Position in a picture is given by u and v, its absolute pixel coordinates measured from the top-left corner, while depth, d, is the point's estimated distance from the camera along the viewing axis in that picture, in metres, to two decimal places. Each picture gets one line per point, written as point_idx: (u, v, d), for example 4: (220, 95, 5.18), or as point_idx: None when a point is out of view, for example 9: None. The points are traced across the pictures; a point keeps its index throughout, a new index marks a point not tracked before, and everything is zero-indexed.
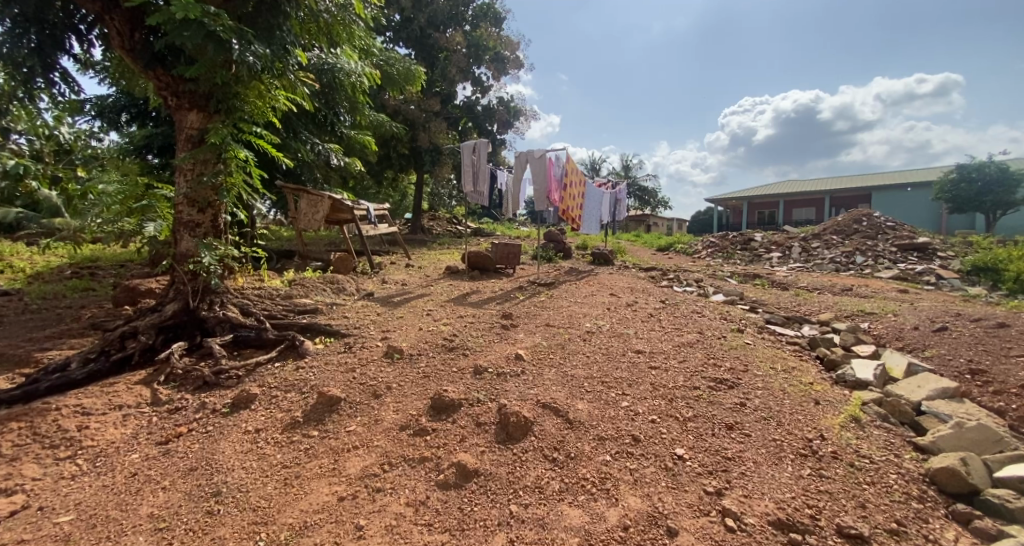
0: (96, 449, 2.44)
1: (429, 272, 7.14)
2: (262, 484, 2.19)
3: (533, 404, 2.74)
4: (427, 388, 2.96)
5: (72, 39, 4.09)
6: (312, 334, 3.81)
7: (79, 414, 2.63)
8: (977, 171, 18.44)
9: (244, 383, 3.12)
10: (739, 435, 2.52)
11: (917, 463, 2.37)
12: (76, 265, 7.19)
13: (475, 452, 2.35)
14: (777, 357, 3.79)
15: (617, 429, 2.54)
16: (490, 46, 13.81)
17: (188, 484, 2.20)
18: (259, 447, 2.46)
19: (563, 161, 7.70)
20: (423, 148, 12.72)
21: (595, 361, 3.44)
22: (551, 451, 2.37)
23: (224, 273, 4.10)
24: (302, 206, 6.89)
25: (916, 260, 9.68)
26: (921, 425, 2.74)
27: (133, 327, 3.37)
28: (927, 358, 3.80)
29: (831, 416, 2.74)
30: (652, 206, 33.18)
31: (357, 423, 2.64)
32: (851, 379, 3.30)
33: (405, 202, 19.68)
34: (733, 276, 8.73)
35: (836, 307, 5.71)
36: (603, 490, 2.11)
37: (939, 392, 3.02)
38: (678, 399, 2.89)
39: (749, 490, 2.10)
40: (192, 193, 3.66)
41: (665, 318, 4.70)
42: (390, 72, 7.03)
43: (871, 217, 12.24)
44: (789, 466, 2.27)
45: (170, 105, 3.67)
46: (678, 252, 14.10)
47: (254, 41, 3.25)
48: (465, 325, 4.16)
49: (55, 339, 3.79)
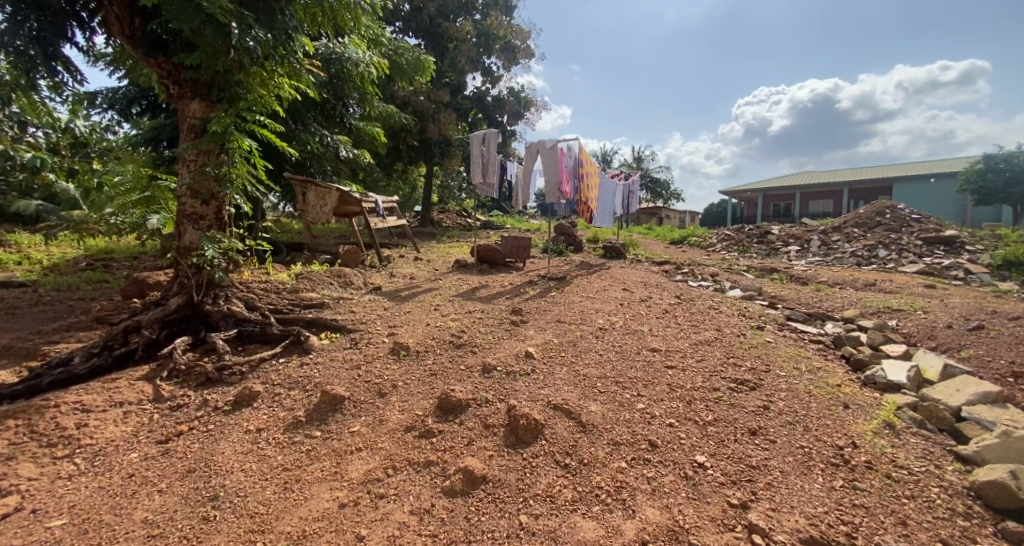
0: (95, 448, 2.37)
1: (438, 266, 7.04)
2: (261, 488, 2.10)
3: (544, 405, 2.61)
4: (435, 387, 2.85)
5: (74, 28, 4.02)
6: (318, 329, 3.73)
7: (78, 411, 2.56)
8: (1006, 161, 17.72)
9: (248, 379, 3.04)
10: (763, 441, 2.37)
11: (960, 475, 2.20)
12: (91, 256, 7.22)
13: (483, 457, 2.24)
14: (801, 356, 3.60)
15: (633, 433, 2.40)
16: (500, 34, 13.55)
17: (186, 487, 2.12)
18: (260, 448, 2.37)
19: (576, 151, 7.48)
20: (433, 140, 12.59)
21: (609, 360, 3.30)
22: (562, 456, 2.25)
23: (230, 266, 4.02)
24: (310, 199, 6.83)
25: (942, 254, 9.32)
26: (961, 434, 2.56)
27: (136, 322, 3.31)
28: (963, 358, 3.60)
29: (863, 422, 2.58)
30: (665, 198, 32.76)
31: (361, 423, 2.54)
32: (881, 380, 3.13)
33: (416, 195, 19.69)
34: (749, 270, 8.50)
35: (860, 303, 5.47)
36: (618, 500, 1.98)
37: (981, 397, 2.84)
38: (696, 401, 2.74)
39: (777, 503, 1.95)
40: (195, 184, 3.57)
41: (680, 315, 4.52)
42: (399, 62, 6.89)
43: (895, 208, 11.83)
44: (819, 476, 2.13)
45: (172, 94, 3.58)
46: (692, 245, 13.84)
47: (255, 24, 3.13)
48: (474, 321, 4.04)
49: (63, 332, 3.75)
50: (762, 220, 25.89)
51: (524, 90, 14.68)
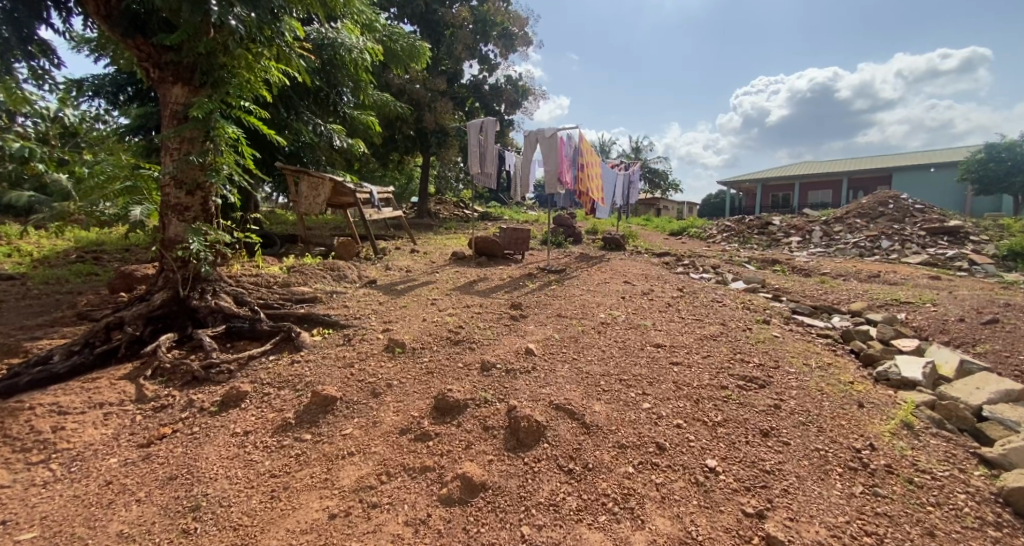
0: (72, 453, 2.23)
1: (436, 258, 6.90)
2: (246, 497, 1.98)
3: (546, 405, 2.49)
4: (431, 386, 2.72)
5: (49, 8, 3.83)
6: (310, 325, 3.59)
7: (55, 413, 2.42)
8: (1008, 150, 17.53)
9: (236, 378, 2.91)
10: (776, 443, 2.25)
11: (987, 480, 2.09)
12: (82, 248, 7.04)
13: (482, 462, 2.12)
14: (810, 351, 3.48)
15: (639, 435, 2.28)
16: (498, 21, 13.23)
17: (166, 496, 2.00)
18: (246, 452, 2.25)
19: (577, 140, 7.25)
20: (429, 129, 12.35)
21: (612, 356, 3.18)
22: (566, 461, 2.13)
23: (218, 259, 3.86)
24: (302, 189, 6.64)
25: (946, 245, 9.20)
26: (984, 434, 2.45)
27: (119, 317, 3.16)
28: (979, 354, 3.50)
29: (879, 422, 2.47)
30: (663, 189, 32.56)
31: (354, 425, 2.42)
32: (895, 377, 3.02)
33: (412, 186, 19.47)
34: (751, 261, 8.37)
35: (866, 295, 5.36)
36: (626, 509, 1.86)
37: (1002, 395, 2.74)
38: (704, 400, 2.63)
39: (795, 512, 1.85)
40: (178, 173, 3.39)
41: (684, 309, 4.39)
42: (394, 48, 6.64)
43: (898, 198, 11.68)
44: (838, 482, 2.02)
45: (153, 79, 3.40)
46: (692, 237, 13.71)
47: (238, 1, 2.95)
48: (471, 316, 3.91)
49: (46, 328, 3.60)
50: (760, 211, 25.73)
51: (523, 79, 14.41)
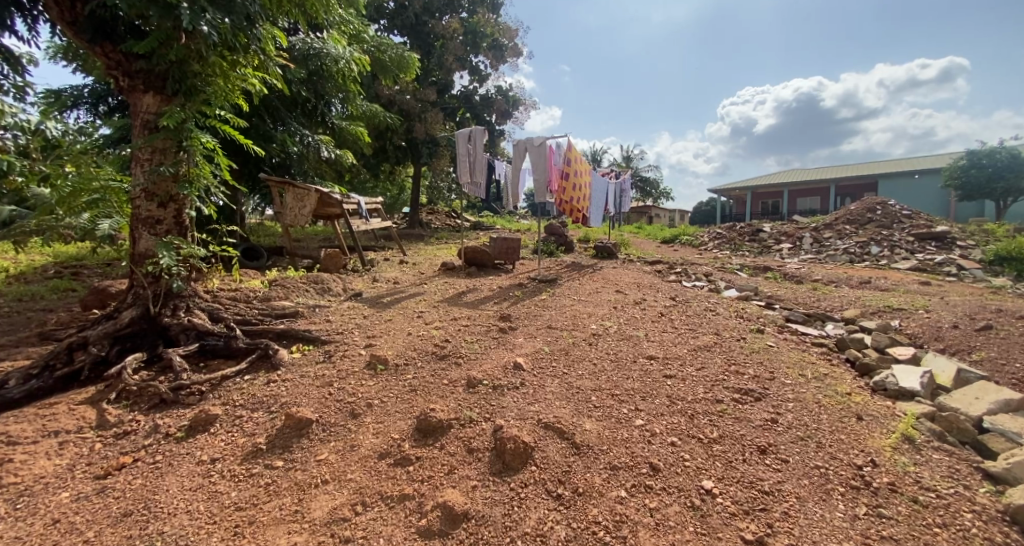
0: (19, 487, 2.06)
1: (424, 269, 6.78)
2: (207, 534, 1.83)
3: (533, 424, 2.36)
4: (414, 406, 2.59)
5: (14, 14, 3.70)
6: (289, 341, 3.45)
7: (4, 444, 2.26)
8: (988, 157, 17.86)
9: (207, 400, 2.75)
10: (775, 461, 2.15)
11: (993, 497, 2.00)
12: (60, 264, 6.83)
13: (465, 488, 1.98)
14: (806, 361, 3.39)
15: (632, 455, 2.16)
16: (488, 32, 13.26)
17: (119, 534, 1.84)
18: (211, 483, 2.10)
19: (565, 148, 7.18)
20: (419, 139, 12.28)
21: (603, 370, 3.05)
22: (555, 485, 2.00)
23: (193, 274, 3.69)
24: (287, 201, 6.48)
25: (935, 250, 9.23)
26: (987, 448, 2.37)
27: (83, 338, 3.01)
28: (976, 362, 3.44)
29: (880, 436, 2.37)
30: (655, 197, 32.73)
31: (330, 450, 2.27)
32: (893, 387, 2.94)
33: (404, 196, 19.45)
34: (743, 268, 8.33)
35: (859, 301, 5.31)
36: (619, 539, 1.74)
37: (1001, 406, 2.67)
38: (699, 415, 2.52)
39: (797, 538, 1.74)
40: (149, 185, 3.25)
41: (677, 319, 4.29)
42: (382, 59, 6.55)
43: (886, 204, 11.74)
44: (840, 503, 1.92)
45: (123, 87, 3.27)
46: (683, 244, 13.70)
47: (210, 7, 2.84)
48: (458, 329, 3.77)
49: (9, 348, 3.42)
50: (751, 218, 25.98)
51: (512, 90, 14.44)
